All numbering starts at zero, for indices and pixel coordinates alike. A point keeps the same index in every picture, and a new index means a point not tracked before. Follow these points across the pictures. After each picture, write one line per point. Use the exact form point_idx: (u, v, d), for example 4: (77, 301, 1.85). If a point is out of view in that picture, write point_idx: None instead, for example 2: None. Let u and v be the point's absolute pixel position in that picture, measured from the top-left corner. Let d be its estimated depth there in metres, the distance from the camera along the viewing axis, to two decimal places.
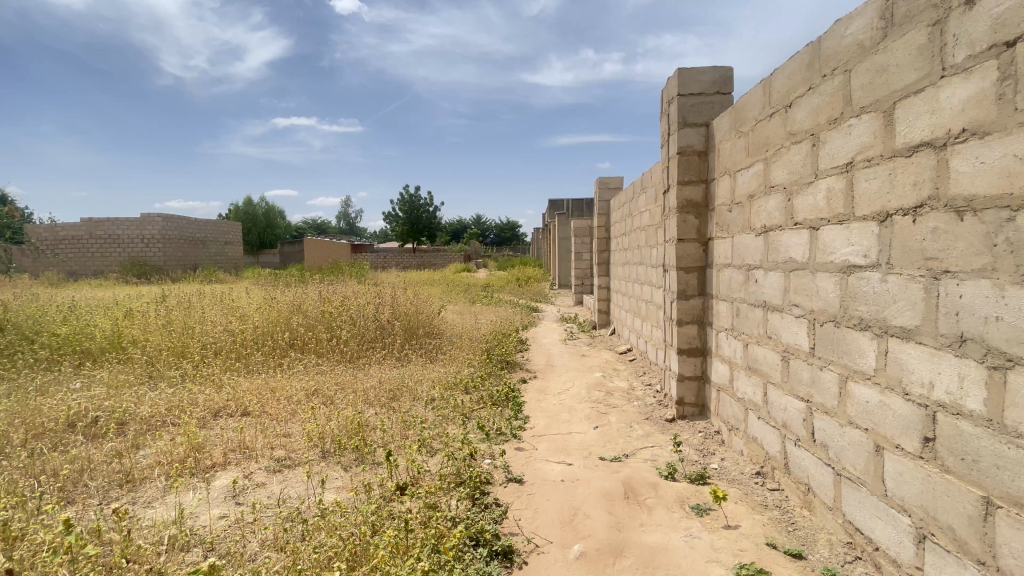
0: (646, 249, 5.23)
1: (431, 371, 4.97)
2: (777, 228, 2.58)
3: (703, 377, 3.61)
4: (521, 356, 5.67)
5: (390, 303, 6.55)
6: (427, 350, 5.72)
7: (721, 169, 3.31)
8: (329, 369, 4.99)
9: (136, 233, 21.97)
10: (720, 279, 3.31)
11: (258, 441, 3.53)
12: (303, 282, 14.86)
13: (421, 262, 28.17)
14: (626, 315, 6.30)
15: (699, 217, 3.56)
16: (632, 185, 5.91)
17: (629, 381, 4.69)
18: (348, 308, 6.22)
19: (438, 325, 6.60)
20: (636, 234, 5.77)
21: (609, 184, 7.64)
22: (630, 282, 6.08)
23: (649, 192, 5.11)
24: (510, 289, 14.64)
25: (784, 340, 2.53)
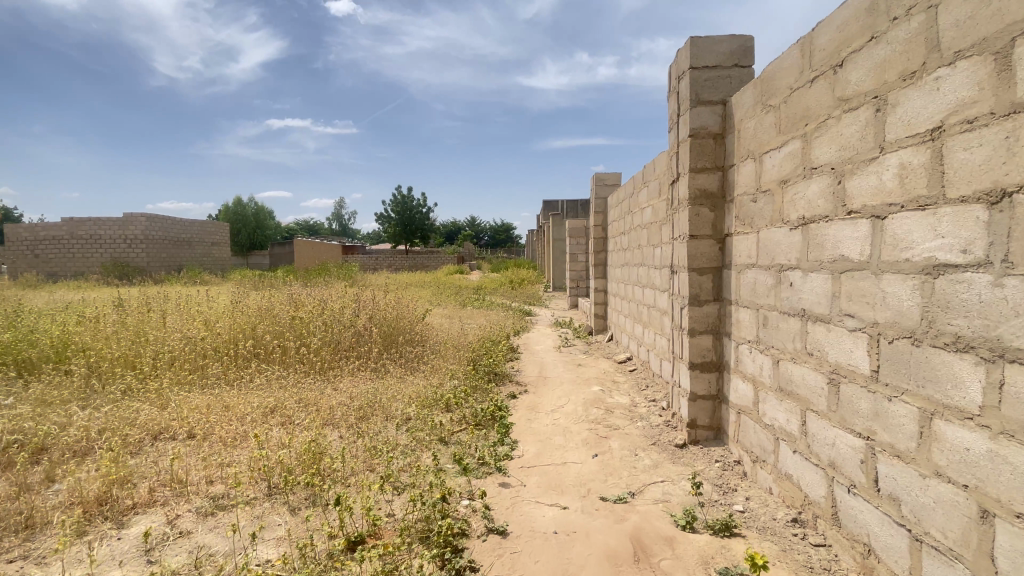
0: (649, 249, 4.71)
1: (409, 385, 4.43)
2: (822, 220, 2.08)
3: (718, 397, 3.11)
4: (510, 366, 5.12)
5: (370, 308, 6.00)
6: (407, 360, 5.17)
7: (742, 152, 2.80)
8: (295, 383, 4.43)
9: (118, 232, 21.25)
10: (741, 283, 2.80)
11: (196, 473, 2.98)
12: (289, 285, 14.19)
13: (412, 263, 27.61)
14: (626, 320, 5.78)
15: (715, 210, 3.05)
16: (632, 179, 5.39)
17: (630, 396, 4.17)
18: (322, 313, 5.66)
19: (422, 331, 6.06)
20: (636, 232, 5.25)
21: (607, 179, 7.11)
22: (630, 285, 5.55)
23: (652, 185, 4.59)
24: (504, 292, 14.08)
25: (832, 359, 2.03)
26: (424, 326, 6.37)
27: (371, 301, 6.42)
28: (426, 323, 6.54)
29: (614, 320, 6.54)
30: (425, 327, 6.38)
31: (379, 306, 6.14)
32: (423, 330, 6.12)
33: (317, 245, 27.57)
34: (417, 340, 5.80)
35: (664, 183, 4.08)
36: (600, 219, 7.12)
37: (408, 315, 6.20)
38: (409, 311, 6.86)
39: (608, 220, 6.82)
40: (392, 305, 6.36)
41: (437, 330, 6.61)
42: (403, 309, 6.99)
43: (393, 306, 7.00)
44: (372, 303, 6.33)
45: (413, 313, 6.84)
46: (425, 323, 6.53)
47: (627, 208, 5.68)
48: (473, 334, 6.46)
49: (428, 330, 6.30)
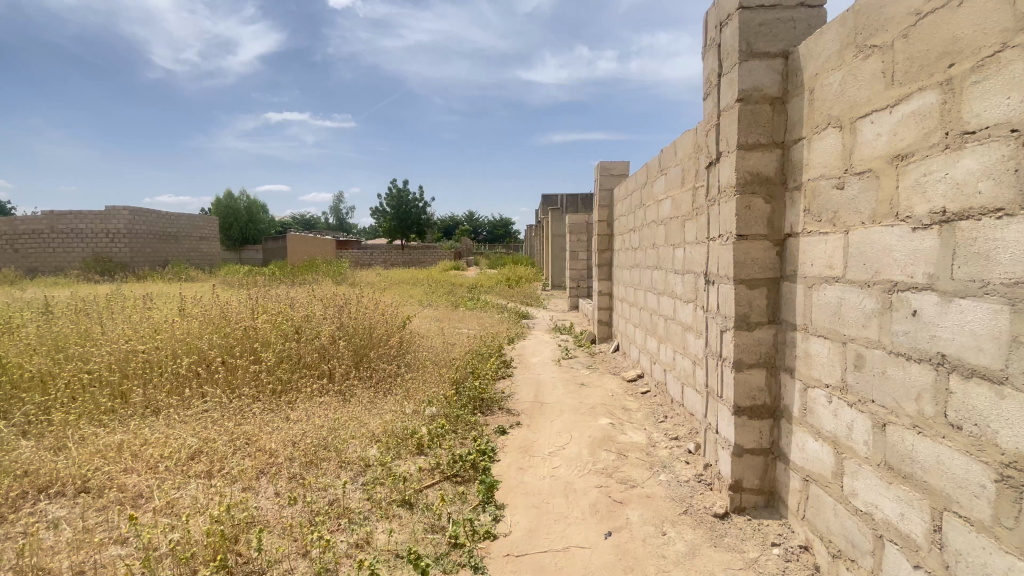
0: (668, 250, 3.91)
1: (374, 417, 3.60)
2: (986, 216, 1.29)
3: (773, 452, 2.32)
4: (498, 388, 4.27)
5: (340, 316, 5.13)
6: (378, 380, 4.36)
7: (822, 119, 2.00)
8: (233, 413, 3.61)
9: (100, 227, 20.38)
10: (815, 303, 2.01)
11: (64, 560, 2.20)
12: (275, 285, 13.37)
13: (407, 259, 26.77)
14: (637, 331, 4.95)
15: (772, 201, 2.25)
16: (647, 165, 4.56)
17: (646, 432, 3.37)
18: (280, 323, 4.82)
19: (401, 343, 5.21)
20: (651, 229, 4.42)
21: (612, 168, 6.25)
22: (642, 291, 4.73)
23: (674, 171, 3.77)
24: (499, 292, 13.25)
25: (1006, 443, 1.24)
26: (404, 334, 5.51)
27: (345, 305, 5.56)
28: (407, 331, 5.69)
29: (622, 329, 5.71)
30: (405, 336, 5.52)
31: (351, 313, 5.28)
32: (403, 341, 5.26)
33: (310, 241, 26.70)
34: (395, 354, 4.94)
35: (693, 167, 3.25)
36: (606, 213, 6.27)
37: (385, 323, 5.35)
38: (390, 316, 6.00)
39: (615, 214, 5.98)
40: (368, 310, 5.51)
41: (421, 340, 5.75)
42: (385, 314, 6.13)
43: (372, 310, 6.14)
44: (345, 308, 5.48)
45: (394, 319, 5.97)
46: (405, 331, 5.68)
47: (639, 199, 4.85)
48: (462, 345, 5.61)
49: (409, 340, 5.44)
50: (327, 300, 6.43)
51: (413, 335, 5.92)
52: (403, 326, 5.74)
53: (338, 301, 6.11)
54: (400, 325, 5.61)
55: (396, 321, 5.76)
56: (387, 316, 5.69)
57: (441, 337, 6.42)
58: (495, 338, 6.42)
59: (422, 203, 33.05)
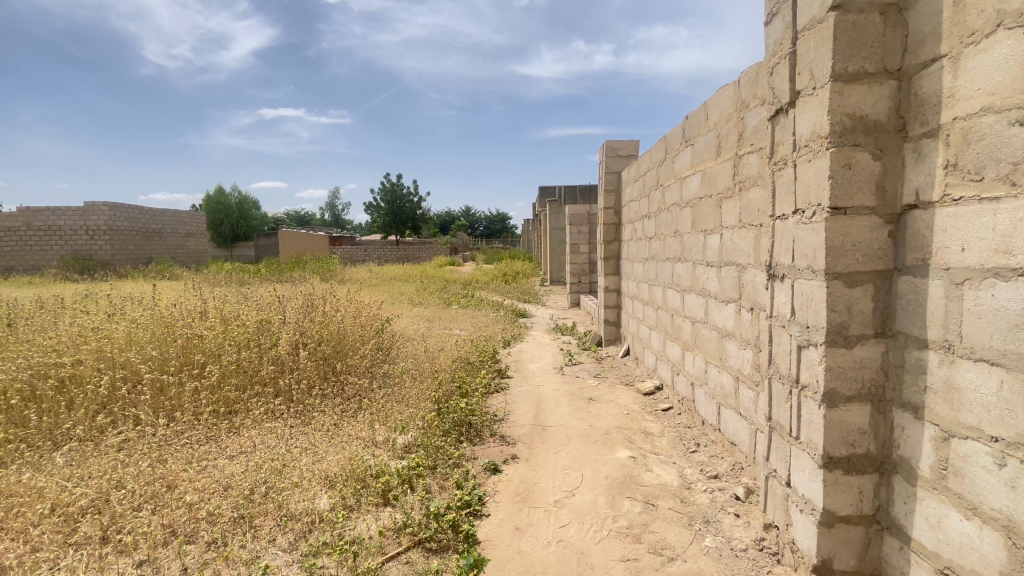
0: (697, 237, 3.18)
1: (334, 452, 2.87)
2: None
3: (879, 522, 1.61)
4: (489, 406, 3.53)
5: (306, 320, 4.37)
6: (345, 398, 3.63)
7: (982, 21, 1.28)
8: (156, 450, 2.87)
9: (79, 223, 19.51)
10: (969, 308, 1.30)
11: None
12: (258, 283, 12.58)
13: (401, 255, 25.99)
14: (653, 334, 4.23)
15: (883, 157, 1.54)
16: (666, 137, 3.81)
17: (676, 468, 2.66)
18: (232, 328, 4.05)
19: (378, 350, 4.45)
20: (672, 214, 3.68)
21: (620, 148, 5.46)
22: (660, 288, 3.99)
23: (706, 139, 3.03)
24: (495, 289, 12.47)
25: None
26: (382, 338, 4.75)
27: (315, 306, 4.80)
28: (387, 334, 4.93)
29: (632, 330, 4.97)
30: (383, 341, 4.76)
31: (319, 316, 4.51)
32: (381, 347, 4.51)
33: (301, 236, 25.87)
34: (371, 365, 4.19)
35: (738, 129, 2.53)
36: (613, 199, 5.50)
37: (360, 328, 4.59)
38: (368, 317, 5.23)
39: (625, 200, 5.22)
40: (342, 312, 4.75)
41: (403, 346, 4.99)
42: (363, 313, 5.37)
43: (349, 309, 5.36)
44: (314, 309, 4.72)
45: (373, 321, 5.21)
46: (384, 336, 4.92)
47: (655, 179, 4.10)
48: (450, 352, 4.85)
49: (389, 346, 4.69)
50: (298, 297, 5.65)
51: (394, 339, 5.16)
52: (383, 328, 4.97)
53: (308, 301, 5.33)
54: (378, 327, 4.84)
55: (374, 322, 4.99)
56: (363, 318, 4.94)
57: (428, 341, 5.66)
58: (488, 342, 5.66)
59: (416, 197, 32.18)
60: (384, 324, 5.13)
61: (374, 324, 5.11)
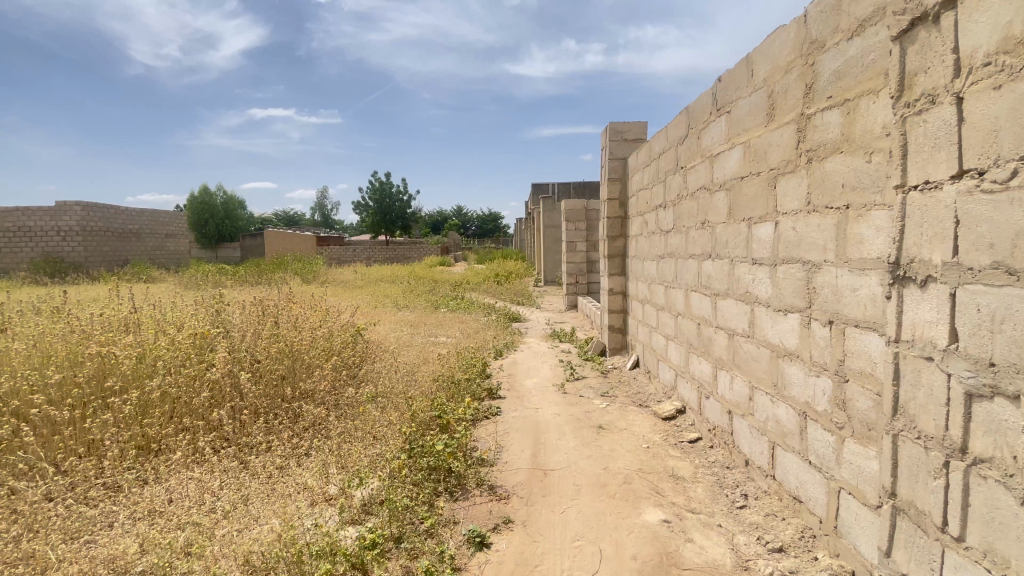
0: (736, 228, 2.52)
1: (268, 516, 2.17)
2: None
3: None
4: (476, 440, 2.83)
5: (257, 331, 3.64)
6: (298, 432, 2.93)
7: None
8: (29, 517, 2.16)
9: (50, 224, 18.53)
10: None
11: None
12: (233, 286, 11.76)
13: (389, 256, 25.20)
14: (670, 345, 3.55)
15: None
16: (689, 108, 3.16)
17: (724, 535, 1.98)
18: (161, 342, 3.30)
19: (344, 368, 3.73)
20: (698, 202, 3.00)
21: (625, 130, 4.77)
22: (681, 291, 3.32)
23: (749, 101, 2.38)
24: (486, 290, 11.73)
25: None
26: (350, 352, 4.03)
27: (271, 314, 4.07)
28: (358, 346, 4.21)
29: (642, 339, 4.30)
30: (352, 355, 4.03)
31: (273, 327, 3.78)
32: (348, 363, 3.79)
33: (287, 237, 24.96)
34: (334, 387, 3.47)
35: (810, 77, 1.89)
36: (618, 188, 4.81)
37: (324, 341, 3.87)
38: (337, 326, 4.48)
39: (632, 189, 4.54)
40: (303, 321, 4.02)
41: (377, 359, 4.27)
42: (332, 320, 4.63)
43: (316, 316, 4.62)
44: (269, 319, 3.98)
45: (343, 329, 4.48)
46: (354, 348, 4.19)
47: (674, 161, 3.42)
48: (432, 368, 4.14)
49: (358, 361, 3.96)
50: (256, 302, 4.88)
51: (368, 351, 4.43)
52: (353, 338, 4.25)
53: (269, 306, 4.58)
54: (347, 337, 4.11)
55: (343, 331, 4.26)
56: (329, 327, 4.20)
57: (410, 353, 4.94)
58: (477, 353, 4.95)
59: (406, 196, 31.34)
60: (356, 333, 4.41)
61: (343, 333, 4.37)
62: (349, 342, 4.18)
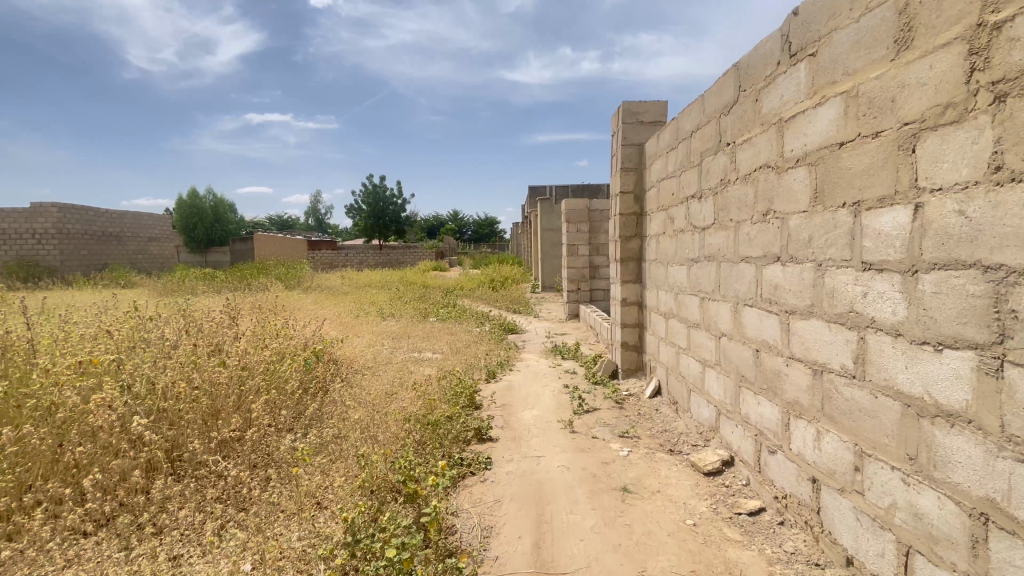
0: (831, 217, 1.74)
1: None
2: None
3: None
4: (454, 516, 2.03)
5: (177, 357, 2.83)
6: (215, 502, 2.13)
7: None
8: None
9: (24, 226, 17.54)
10: None
11: None
12: (207, 293, 10.87)
13: (381, 261, 24.42)
14: (709, 373, 2.76)
15: None
16: (740, 65, 2.40)
17: None
18: (36, 371, 2.47)
19: (289, 403, 2.92)
20: (756, 187, 2.23)
21: (641, 111, 3.97)
22: (726, 305, 2.54)
23: (856, 32, 1.63)
24: (480, 297, 10.89)
25: None
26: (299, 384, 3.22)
27: (202, 334, 3.24)
28: (314, 373, 3.40)
29: (665, 360, 3.50)
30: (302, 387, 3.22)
31: (200, 353, 2.97)
32: (295, 397, 2.98)
33: (277, 240, 24.05)
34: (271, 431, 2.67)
35: None
36: (633, 180, 4.01)
37: (266, 368, 3.07)
38: (291, 346, 3.66)
39: (651, 180, 3.74)
40: (242, 340, 3.19)
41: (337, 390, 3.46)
42: (286, 339, 3.80)
43: (266, 334, 3.80)
44: (197, 341, 3.15)
45: (297, 351, 3.67)
46: (307, 376, 3.39)
47: (714, 137, 2.65)
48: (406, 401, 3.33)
49: (310, 397, 3.16)
50: (196, 315, 4.03)
51: (328, 379, 3.62)
52: (308, 363, 3.45)
53: (208, 321, 3.75)
54: (298, 363, 3.30)
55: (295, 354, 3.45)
56: (276, 349, 3.39)
57: (384, 378, 4.12)
58: (464, 377, 4.14)
59: (399, 199, 30.51)
60: (313, 355, 3.59)
61: (297, 356, 3.56)
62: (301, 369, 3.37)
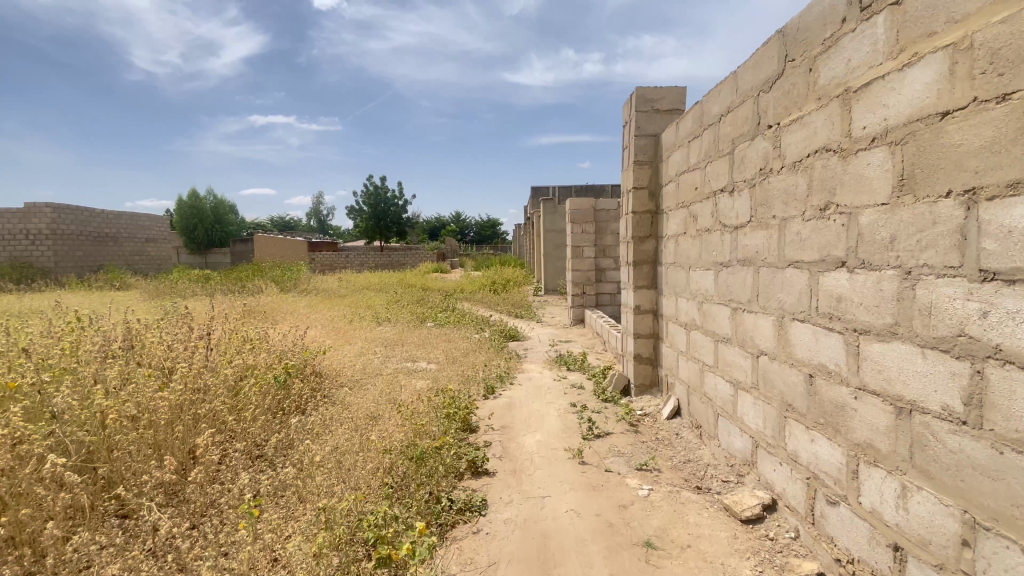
0: (927, 211, 1.33)
1: None
2: None
3: None
4: None
5: (121, 378, 2.45)
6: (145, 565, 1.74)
7: None
8: None
9: (17, 226, 17.17)
10: None
11: None
12: (197, 296, 10.44)
13: (381, 262, 24.05)
14: (743, 396, 2.35)
15: None
16: (786, 30, 1.99)
17: None
18: None
19: (250, 433, 2.53)
20: (811, 175, 1.83)
21: (656, 98, 3.56)
22: (767, 319, 2.13)
23: None
24: (480, 301, 10.48)
25: None
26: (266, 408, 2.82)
27: (155, 348, 2.84)
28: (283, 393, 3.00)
29: (685, 377, 3.09)
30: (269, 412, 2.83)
31: (147, 373, 2.57)
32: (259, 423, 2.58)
33: (276, 241, 23.67)
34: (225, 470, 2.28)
35: None
36: (647, 175, 3.60)
37: (226, 390, 2.68)
38: (262, 359, 3.25)
39: (669, 174, 3.33)
40: (201, 356, 2.79)
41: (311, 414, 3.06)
42: (257, 351, 3.40)
43: (234, 346, 3.39)
44: (147, 357, 2.75)
45: (268, 364, 3.26)
46: (276, 398, 2.99)
47: (751, 119, 2.24)
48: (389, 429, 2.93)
49: (277, 423, 2.76)
50: (159, 323, 3.63)
51: (303, 398, 3.22)
52: (279, 381, 3.04)
53: (169, 332, 3.34)
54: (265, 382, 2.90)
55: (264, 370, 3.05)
56: (241, 365, 2.98)
57: (369, 394, 3.72)
58: (458, 393, 3.73)
59: (400, 200, 30.14)
60: (286, 369, 3.19)
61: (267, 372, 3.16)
62: (269, 389, 2.98)
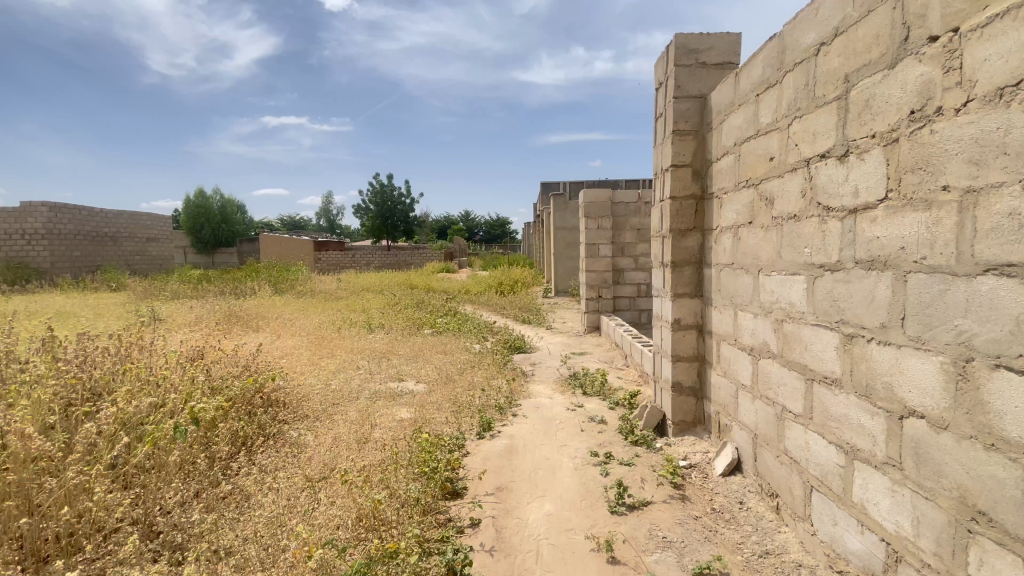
0: None
1: None
2: None
3: None
4: None
5: None
6: None
7: None
8: None
9: (13, 226, 16.56)
10: None
11: None
12: (182, 300, 9.66)
13: (386, 262, 23.32)
14: (868, 474, 1.52)
15: None
16: None
17: None
18: None
19: (113, 522, 1.80)
20: None
21: (702, 48, 2.70)
22: (928, 360, 1.29)
23: None
24: (485, 304, 9.64)
25: None
26: (137, 484, 2.00)
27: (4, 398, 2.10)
28: (179, 452, 2.17)
29: (751, 422, 2.25)
30: (144, 486, 2.01)
31: None
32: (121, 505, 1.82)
33: (281, 240, 22.94)
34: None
35: None
36: (690, 149, 2.74)
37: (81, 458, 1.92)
38: (171, 399, 2.47)
39: (723, 146, 2.48)
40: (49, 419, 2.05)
41: (218, 480, 2.23)
42: (162, 387, 2.57)
43: (130, 379, 2.57)
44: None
45: (171, 406, 2.44)
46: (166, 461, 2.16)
47: (896, 37, 1.38)
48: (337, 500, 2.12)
49: (156, 503, 1.94)
50: (55, 347, 2.84)
51: (214, 455, 2.40)
52: (175, 434, 2.22)
53: (51, 362, 2.54)
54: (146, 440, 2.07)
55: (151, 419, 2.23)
56: (113, 415, 2.15)
57: (324, 437, 2.89)
58: (439, 433, 2.89)
59: (407, 198, 29.45)
60: (191, 415, 2.37)
61: (161, 420, 2.34)
62: (155, 448, 2.15)
